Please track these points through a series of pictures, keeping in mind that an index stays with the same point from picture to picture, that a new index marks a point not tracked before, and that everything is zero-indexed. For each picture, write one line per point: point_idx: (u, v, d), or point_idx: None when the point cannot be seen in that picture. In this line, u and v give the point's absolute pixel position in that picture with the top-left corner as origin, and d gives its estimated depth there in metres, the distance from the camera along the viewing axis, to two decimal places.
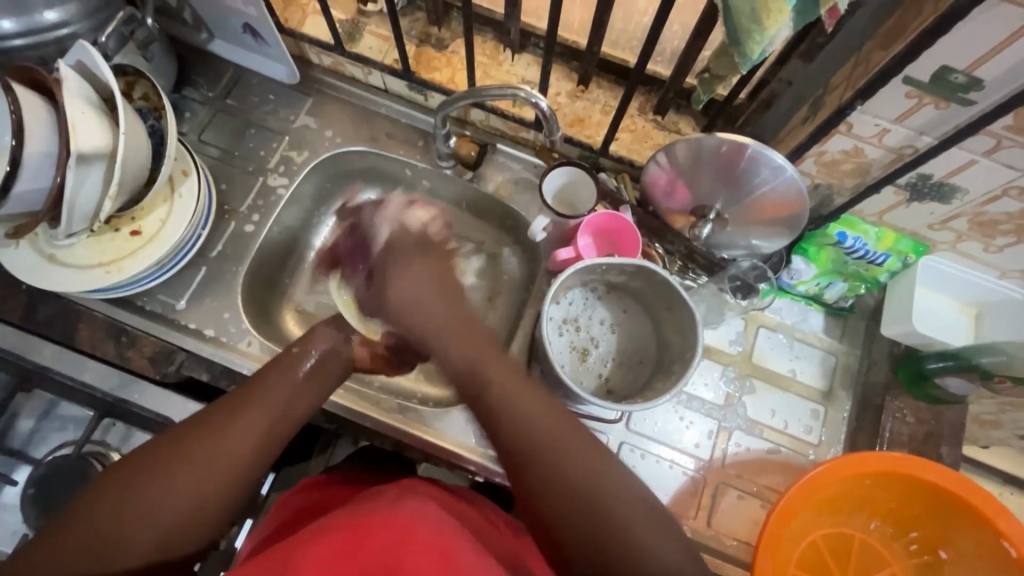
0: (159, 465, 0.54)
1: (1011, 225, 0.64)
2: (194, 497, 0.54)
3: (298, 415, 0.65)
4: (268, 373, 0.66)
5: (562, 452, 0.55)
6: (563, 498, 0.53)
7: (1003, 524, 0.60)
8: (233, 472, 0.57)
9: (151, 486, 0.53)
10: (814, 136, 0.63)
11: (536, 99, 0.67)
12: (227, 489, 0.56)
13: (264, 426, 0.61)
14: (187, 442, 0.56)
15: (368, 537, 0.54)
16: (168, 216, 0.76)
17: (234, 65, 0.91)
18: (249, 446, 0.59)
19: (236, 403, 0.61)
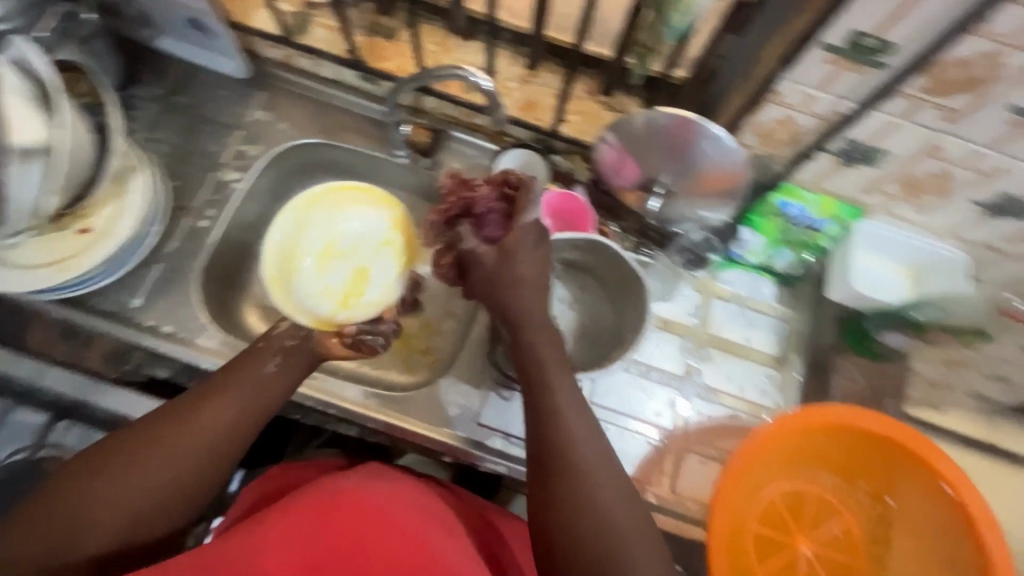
0: (123, 455, 0.54)
1: (935, 184, 0.67)
2: (161, 488, 0.54)
3: (268, 407, 0.61)
4: (241, 365, 0.62)
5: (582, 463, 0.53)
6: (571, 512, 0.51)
7: (944, 468, 0.63)
8: (199, 463, 0.56)
9: (115, 478, 0.53)
10: (748, 106, 0.66)
11: (477, 78, 0.68)
12: (194, 481, 0.56)
13: (232, 419, 0.58)
14: (154, 434, 0.55)
15: (332, 511, 0.56)
16: (118, 212, 0.75)
17: (183, 60, 0.90)
18: (214, 440, 0.57)
19: (203, 396, 0.58)
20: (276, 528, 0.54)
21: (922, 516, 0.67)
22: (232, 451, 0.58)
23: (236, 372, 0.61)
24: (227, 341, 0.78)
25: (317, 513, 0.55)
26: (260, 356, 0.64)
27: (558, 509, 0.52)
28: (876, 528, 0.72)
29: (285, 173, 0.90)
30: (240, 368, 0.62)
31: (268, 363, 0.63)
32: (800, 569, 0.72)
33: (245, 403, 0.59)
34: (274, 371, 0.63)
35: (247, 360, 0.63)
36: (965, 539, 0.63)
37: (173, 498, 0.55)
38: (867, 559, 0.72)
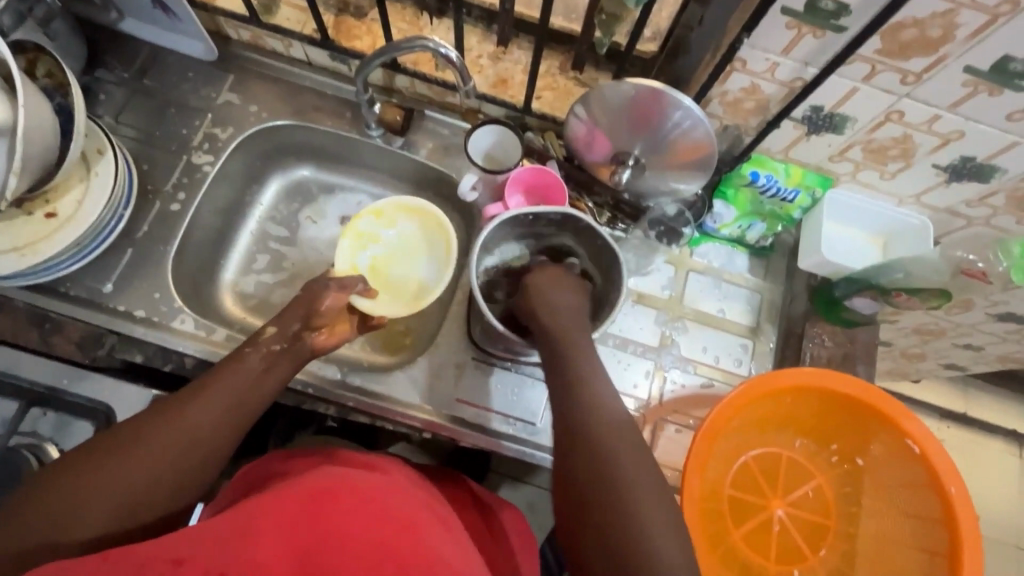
0: (114, 449, 0.54)
1: (898, 150, 0.69)
2: (150, 475, 0.54)
3: (259, 401, 0.62)
4: (228, 365, 0.63)
5: (619, 457, 0.53)
6: (611, 505, 0.51)
7: (909, 426, 0.65)
8: (188, 452, 0.56)
9: (107, 465, 0.53)
10: (714, 75, 0.66)
11: (445, 49, 0.68)
12: (184, 473, 0.56)
13: (221, 411, 0.59)
14: (146, 425, 0.56)
15: (335, 499, 0.49)
16: (85, 196, 0.74)
17: (149, 43, 0.89)
18: (204, 429, 0.57)
19: (189, 394, 0.59)
20: (271, 514, 0.47)
21: (890, 473, 0.69)
22: (221, 442, 0.59)
23: (223, 370, 0.62)
24: (203, 324, 0.78)
25: (313, 498, 0.48)
26: (245, 356, 0.64)
27: (592, 501, 0.52)
28: (846, 487, 0.74)
29: (256, 157, 0.92)
30: (229, 365, 0.63)
31: (253, 365, 0.64)
32: (774, 531, 0.74)
33: (234, 398, 0.61)
34: (261, 369, 0.64)
35: (233, 361, 0.63)
36: (931, 493, 0.65)
37: (164, 491, 0.54)
38: (838, 518, 0.74)
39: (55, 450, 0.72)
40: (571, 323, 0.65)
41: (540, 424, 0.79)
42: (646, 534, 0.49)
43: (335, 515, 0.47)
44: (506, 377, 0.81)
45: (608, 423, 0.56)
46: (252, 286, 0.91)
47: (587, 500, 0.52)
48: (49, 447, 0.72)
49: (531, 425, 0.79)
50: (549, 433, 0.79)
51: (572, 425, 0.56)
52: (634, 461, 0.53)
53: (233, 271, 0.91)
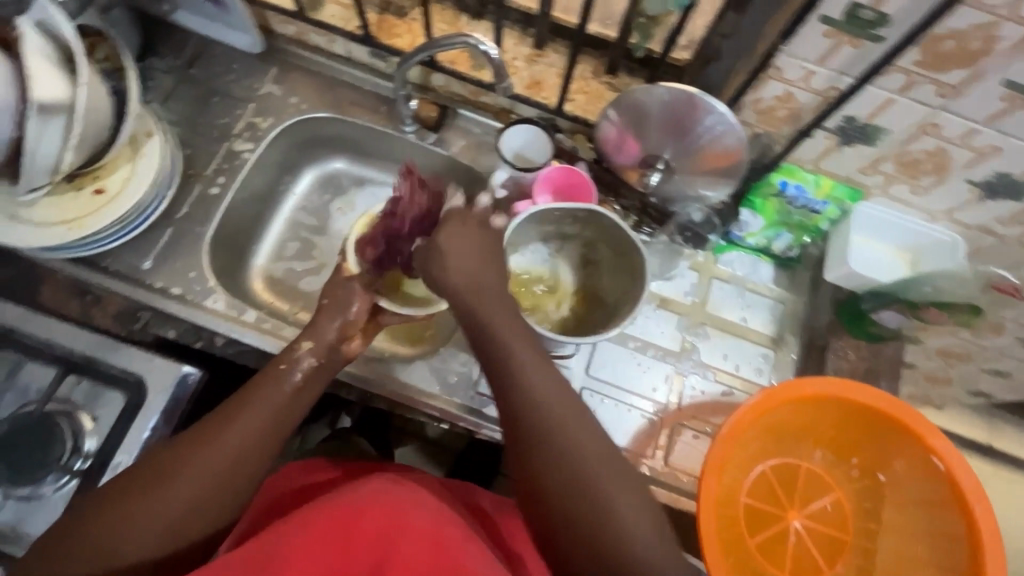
0: (158, 476, 0.58)
1: (932, 163, 0.69)
2: (189, 503, 0.58)
3: (291, 421, 0.66)
4: (262, 384, 0.65)
5: (581, 470, 0.57)
6: (588, 523, 0.55)
7: (935, 442, 0.64)
8: (224, 479, 0.60)
9: (148, 496, 0.57)
10: (748, 83, 0.67)
11: (484, 46, 0.69)
12: (225, 497, 0.60)
13: (254, 435, 0.62)
14: (182, 452, 0.60)
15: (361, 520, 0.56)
16: (132, 175, 0.77)
17: (198, 35, 0.92)
18: (238, 456, 0.61)
19: (228, 417, 0.62)
20: (302, 538, 0.54)
21: (913, 489, 0.68)
22: (253, 466, 0.62)
23: (258, 389, 0.65)
24: (235, 304, 0.80)
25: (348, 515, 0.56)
26: (284, 373, 0.67)
27: (569, 523, 0.56)
28: (865, 503, 0.73)
29: (293, 147, 0.95)
30: (258, 387, 0.65)
31: (286, 384, 0.66)
32: (790, 542, 0.72)
33: (273, 417, 0.64)
34: (295, 389, 0.67)
35: (268, 377, 0.66)
36: (954, 512, 0.64)
37: (204, 517, 0.59)
38: (856, 533, 0.73)
39: (86, 417, 0.74)
40: (492, 299, 0.64)
41: None
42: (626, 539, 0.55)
43: (359, 539, 0.55)
44: None
45: (572, 433, 0.58)
46: (281, 272, 0.94)
47: (568, 526, 0.56)
48: (81, 414, 0.74)
49: None
50: None
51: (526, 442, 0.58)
52: (603, 474, 0.57)
53: (265, 257, 0.94)
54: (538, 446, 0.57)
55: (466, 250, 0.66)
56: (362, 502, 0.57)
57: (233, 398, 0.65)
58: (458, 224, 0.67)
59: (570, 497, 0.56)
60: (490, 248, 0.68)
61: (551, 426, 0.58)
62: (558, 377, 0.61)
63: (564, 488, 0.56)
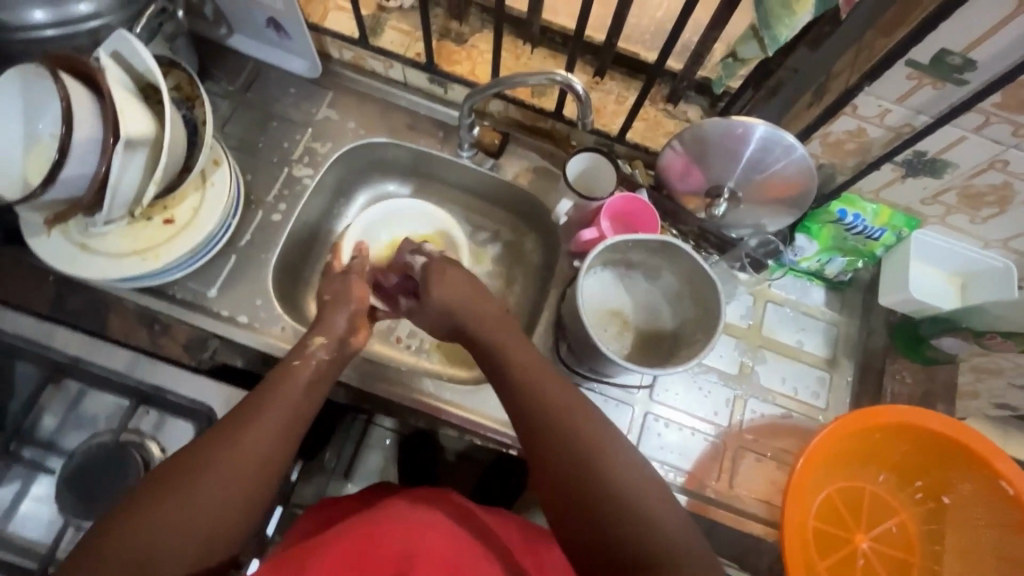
0: (178, 484, 0.55)
1: (994, 196, 0.71)
2: (222, 511, 0.56)
3: (307, 416, 0.65)
4: (275, 381, 0.64)
5: (597, 455, 0.57)
6: (586, 481, 0.56)
7: (1000, 465, 0.66)
8: (249, 481, 0.57)
9: (170, 509, 0.54)
10: (821, 118, 0.70)
11: (570, 83, 0.70)
12: (248, 497, 0.57)
13: (278, 432, 0.61)
14: (201, 460, 0.57)
15: (378, 544, 0.59)
16: (201, 204, 0.77)
17: (254, 58, 0.93)
18: (263, 454, 0.59)
19: (245, 418, 0.60)
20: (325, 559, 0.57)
21: (977, 513, 0.70)
22: (279, 463, 0.60)
23: (272, 388, 0.63)
24: (300, 333, 0.80)
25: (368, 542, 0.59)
26: (295, 369, 0.66)
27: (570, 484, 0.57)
28: (929, 524, 0.75)
29: (347, 170, 0.95)
30: (272, 384, 0.64)
31: (302, 380, 0.66)
32: (859, 564, 0.74)
33: (292, 413, 0.63)
34: (307, 385, 0.66)
35: (282, 375, 0.65)
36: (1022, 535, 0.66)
37: (230, 526, 0.56)
38: (921, 555, 0.75)
39: (157, 447, 0.74)
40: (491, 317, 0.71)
41: None
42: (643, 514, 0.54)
43: (375, 558, 0.58)
44: (591, 398, 0.82)
45: (556, 406, 0.61)
46: None
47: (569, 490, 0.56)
48: (151, 444, 0.74)
49: None
50: None
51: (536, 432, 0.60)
52: (599, 437, 0.58)
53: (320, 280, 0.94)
54: (532, 420, 0.61)
55: (457, 292, 0.73)
56: (381, 527, 0.61)
57: (248, 396, 0.63)
58: (438, 270, 0.75)
59: (566, 457, 0.58)
60: (474, 281, 0.75)
61: (541, 399, 0.61)
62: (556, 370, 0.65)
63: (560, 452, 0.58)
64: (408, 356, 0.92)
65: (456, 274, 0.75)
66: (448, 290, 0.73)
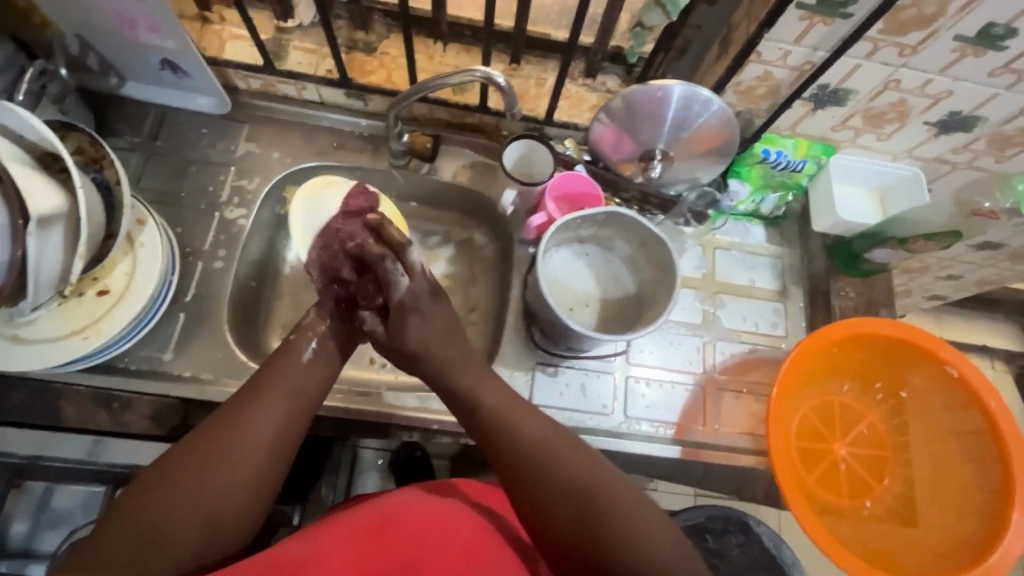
0: (189, 459, 0.53)
1: (895, 113, 0.77)
2: (235, 489, 0.53)
3: (313, 390, 0.63)
4: (274, 362, 0.63)
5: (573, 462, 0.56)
6: (552, 493, 0.55)
7: (945, 354, 0.73)
8: (260, 456, 0.55)
9: (181, 482, 0.51)
10: (732, 69, 0.73)
11: (488, 75, 0.70)
12: (255, 473, 0.54)
13: (286, 410, 0.59)
14: (207, 439, 0.54)
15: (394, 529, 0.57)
16: (135, 267, 0.73)
17: (156, 104, 0.88)
18: (273, 427, 0.57)
19: (252, 394, 0.59)
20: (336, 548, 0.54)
21: (932, 401, 0.78)
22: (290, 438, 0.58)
23: (276, 365, 0.62)
24: None
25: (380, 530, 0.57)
26: (292, 362, 0.63)
27: (533, 497, 0.56)
28: (893, 421, 0.82)
29: (283, 203, 0.92)
30: (278, 362, 0.63)
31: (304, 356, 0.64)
32: (841, 470, 0.80)
33: (294, 390, 0.61)
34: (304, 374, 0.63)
35: (283, 353, 0.64)
36: (974, 410, 0.73)
37: (241, 509, 0.53)
38: (894, 447, 0.81)
39: None
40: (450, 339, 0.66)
41: (612, 414, 0.84)
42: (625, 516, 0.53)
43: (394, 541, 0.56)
44: (573, 375, 0.85)
45: (520, 416, 0.60)
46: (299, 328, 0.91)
47: (557, 488, 0.55)
48: None
49: (606, 416, 0.83)
50: (622, 419, 0.84)
51: (510, 440, 0.58)
52: (566, 450, 0.57)
53: (277, 318, 0.91)
54: (500, 422, 0.60)
55: (433, 333, 0.64)
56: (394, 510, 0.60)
57: (243, 390, 0.60)
58: (418, 313, 0.65)
59: (530, 469, 0.57)
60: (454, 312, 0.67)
61: (507, 418, 0.60)
62: (498, 385, 0.64)
63: (524, 465, 0.57)
64: (387, 374, 0.91)
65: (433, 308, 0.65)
66: (422, 327, 0.64)
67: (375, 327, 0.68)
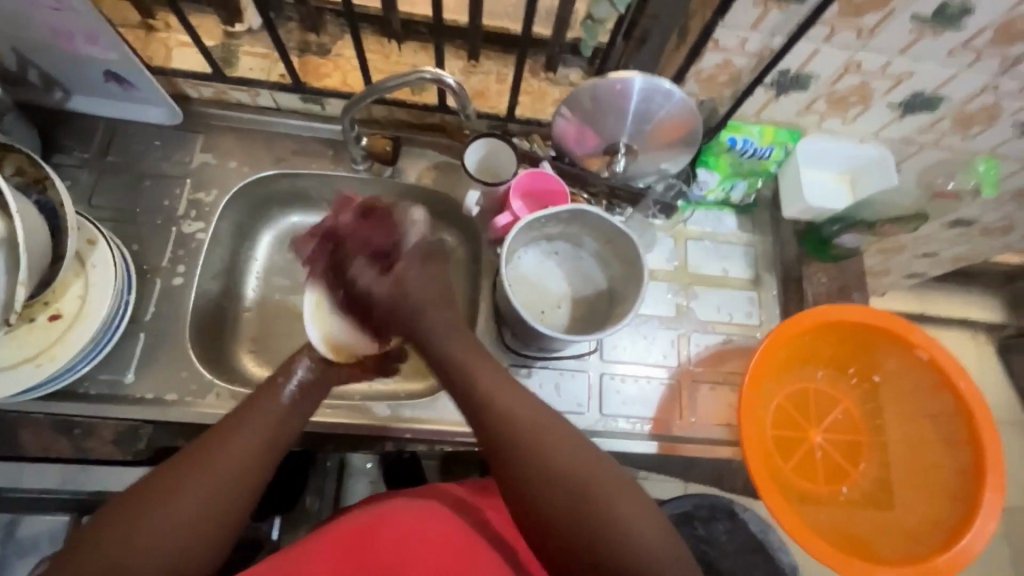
0: (157, 495, 0.52)
1: (857, 96, 0.76)
2: (199, 529, 0.52)
3: (289, 437, 0.62)
4: (255, 400, 0.62)
5: (571, 458, 0.56)
6: (548, 493, 0.54)
7: (916, 337, 0.73)
8: (230, 499, 0.54)
9: (149, 518, 0.50)
10: (690, 57, 0.72)
11: (439, 76, 0.68)
12: (220, 517, 0.53)
13: (261, 453, 0.58)
14: (181, 475, 0.53)
15: (377, 532, 0.64)
16: (87, 290, 0.71)
17: (105, 117, 0.85)
18: (245, 469, 0.56)
19: (229, 433, 0.58)
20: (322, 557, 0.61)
21: (906, 383, 0.77)
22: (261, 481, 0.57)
23: (256, 403, 0.62)
24: (238, 393, 0.76)
25: (362, 538, 0.63)
26: (279, 385, 0.64)
27: (527, 493, 0.56)
28: (868, 405, 0.82)
29: (243, 213, 0.89)
30: (259, 400, 0.62)
31: (285, 398, 0.64)
32: (817, 457, 0.80)
33: (271, 432, 0.60)
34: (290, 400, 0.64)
35: (264, 390, 0.63)
36: (945, 393, 0.73)
37: (205, 549, 0.52)
38: (869, 432, 0.81)
39: None
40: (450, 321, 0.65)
41: (587, 413, 0.83)
42: (620, 517, 0.53)
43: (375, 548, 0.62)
44: (546, 375, 0.84)
45: (518, 404, 0.59)
46: (267, 341, 0.89)
47: (554, 483, 0.55)
48: None
49: (581, 414, 0.83)
50: (598, 417, 0.83)
51: (506, 429, 0.58)
52: (564, 444, 0.57)
53: (245, 332, 0.89)
54: (497, 409, 0.59)
55: (428, 295, 0.65)
56: (377, 516, 0.65)
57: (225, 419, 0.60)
58: (419, 274, 0.66)
59: (523, 468, 0.56)
60: (451, 290, 0.68)
61: (504, 406, 0.59)
62: (498, 368, 0.63)
63: (518, 464, 0.56)
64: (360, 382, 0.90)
65: (434, 278, 0.66)
66: (421, 293, 0.65)
67: (371, 282, 0.66)
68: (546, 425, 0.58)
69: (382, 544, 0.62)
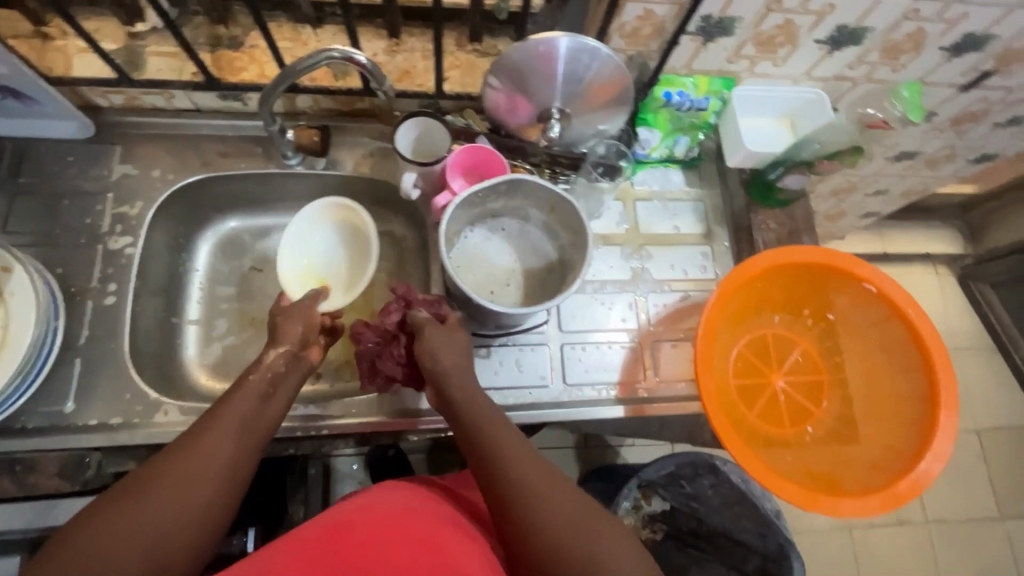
0: (129, 497, 0.49)
1: (784, 35, 0.76)
2: (174, 531, 0.49)
3: (265, 426, 0.59)
4: (230, 392, 0.59)
5: (570, 511, 0.54)
6: (544, 544, 0.52)
7: (870, 275, 0.73)
8: (206, 498, 0.51)
9: (121, 521, 0.47)
10: (610, 12, 0.70)
11: (350, 54, 0.66)
12: (197, 518, 0.50)
13: (237, 451, 0.55)
14: (155, 476, 0.51)
15: (351, 532, 0.59)
16: (8, 319, 0.68)
17: (11, 137, 0.80)
18: (220, 466, 0.53)
19: (202, 429, 0.55)
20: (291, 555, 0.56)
21: (858, 320, 0.79)
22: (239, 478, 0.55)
23: (229, 396, 0.58)
24: (185, 408, 0.72)
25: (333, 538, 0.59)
26: (251, 378, 0.61)
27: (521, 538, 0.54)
28: (826, 343, 0.83)
29: (175, 223, 0.85)
30: (233, 392, 0.59)
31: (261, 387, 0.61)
32: (781, 401, 0.82)
33: (243, 427, 0.57)
34: (264, 397, 0.60)
35: (239, 383, 0.60)
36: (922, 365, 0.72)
37: (180, 551, 0.49)
38: (828, 371, 0.83)
39: None
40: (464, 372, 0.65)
41: (551, 385, 0.82)
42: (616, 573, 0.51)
43: (350, 546, 0.57)
44: (506, 353, 0.82)
45: (524, 455, 0.58)
46: (218, 353, 0.86)
47: (551, 533, 0.53)
48: None
49: (545, 387, 0.82)
50: (563, 389, 0.82)
51: (508, 475, 0.56)
52: (563, 498, 0.55)
53: (192, 345, 0.85)
54: (502, 452, 0.58)
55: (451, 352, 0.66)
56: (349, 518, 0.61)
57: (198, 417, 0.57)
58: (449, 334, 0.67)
59: (522, 512, 0.54)
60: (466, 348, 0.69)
61: (511, 452, 0.58)
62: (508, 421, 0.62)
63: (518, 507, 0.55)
64: (319, 383, 0.87)
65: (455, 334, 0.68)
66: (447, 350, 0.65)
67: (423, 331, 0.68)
68: (550, 478, 0.57)
69: (357, 541, 0.58)
